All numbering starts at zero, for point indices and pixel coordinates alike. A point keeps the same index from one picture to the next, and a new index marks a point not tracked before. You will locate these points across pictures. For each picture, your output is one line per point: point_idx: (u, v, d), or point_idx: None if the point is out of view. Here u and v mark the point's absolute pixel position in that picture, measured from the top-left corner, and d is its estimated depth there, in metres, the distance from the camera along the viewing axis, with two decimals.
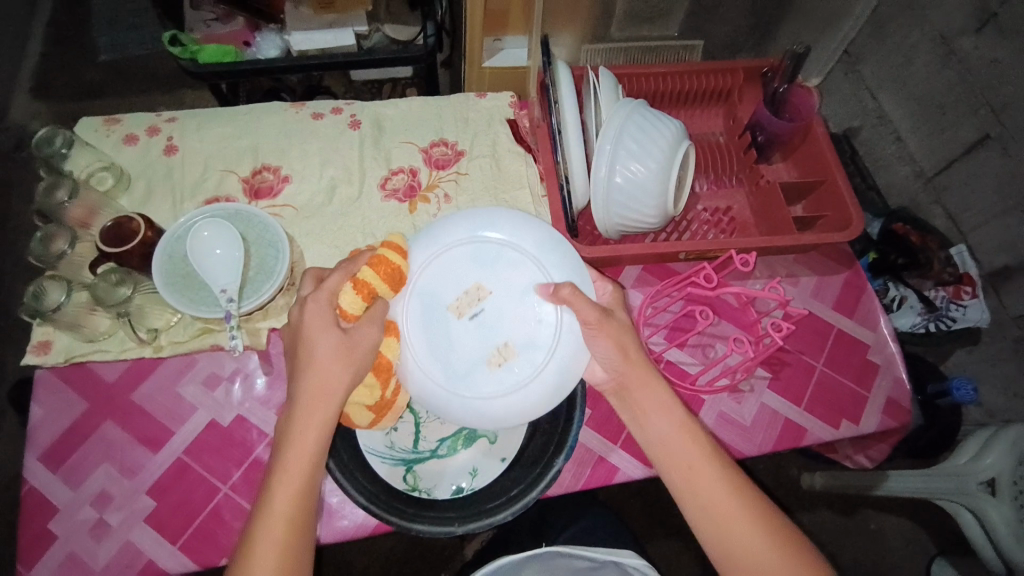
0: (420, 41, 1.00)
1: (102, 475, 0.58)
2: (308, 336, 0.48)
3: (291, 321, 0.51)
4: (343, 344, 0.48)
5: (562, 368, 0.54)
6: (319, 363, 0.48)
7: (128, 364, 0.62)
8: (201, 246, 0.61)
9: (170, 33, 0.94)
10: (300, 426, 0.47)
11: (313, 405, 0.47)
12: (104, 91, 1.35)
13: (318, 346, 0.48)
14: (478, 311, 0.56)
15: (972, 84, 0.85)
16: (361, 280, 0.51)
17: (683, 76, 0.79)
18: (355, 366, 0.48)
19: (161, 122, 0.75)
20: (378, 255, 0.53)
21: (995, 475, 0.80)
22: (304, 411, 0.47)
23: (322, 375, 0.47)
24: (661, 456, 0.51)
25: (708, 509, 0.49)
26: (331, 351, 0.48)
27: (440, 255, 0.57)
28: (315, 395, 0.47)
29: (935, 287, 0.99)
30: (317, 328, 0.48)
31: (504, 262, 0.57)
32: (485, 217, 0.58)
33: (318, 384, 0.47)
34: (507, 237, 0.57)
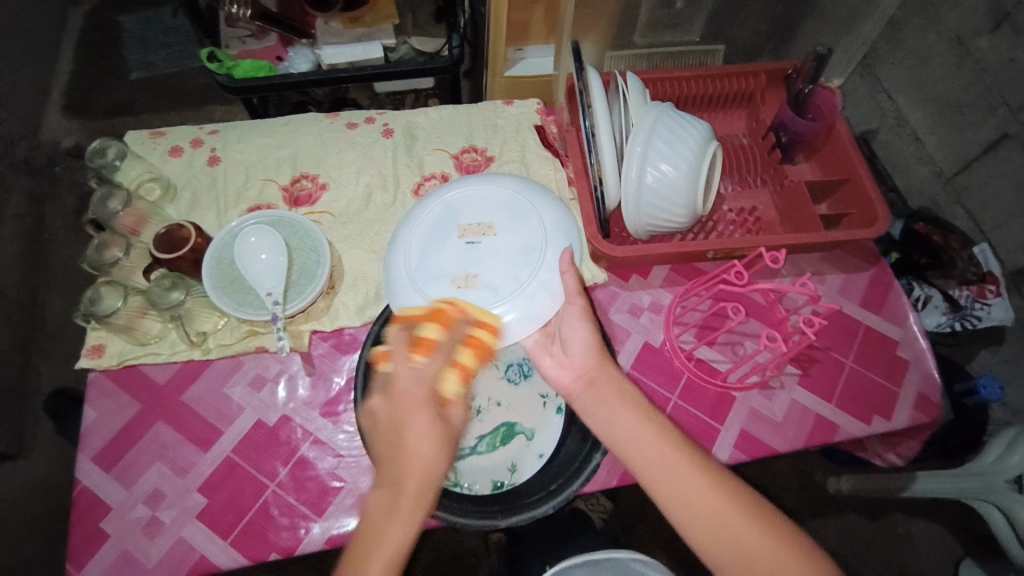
0: (445, 52, 1.03)
1: (154, 474, 0.60)
2: (411, 427, 0.46)
3: (388, 401, 0.48)
4: (446, 435, 0.47)
5: (505, 319, 0.57)
6: (421, 458, 0.45)
7: (177, 367, 0.65)
8: (247, 251, 0.64)
9: (208, 50, 0.97)
10: (394, 525, 0.44)
11: (413, 503, 0.44)
12: (134, 107, 1.40)
13: (422, 439, 0.46)
14: (476, 240, 0.62)
15: (988, 84, 0.86)
16: (463, 363, 0.50)
17: (706, 80, 0.81)
18: (453, 455, 0.47)
19: (204, 134, 0.78)
20: (472, 333, 0.54)
21: (1022, 472, 0.80)
22: (399, 505, 0.44)
23: (426, 468, 0.45)
24: (630, 456, 0.51)
25: (690, 506, 0.48)
26: (433, 447, 0.46)
27: (485, 190, 0.65)
28: (420, 489, 0.45)
29: (960, 286, 0.99)
30: (422, 419, 0.46)
31: (522, 220, 0.63)
32: (533, 190, 0.65)
33: (419, 479, 0.45)
34: (539, 205, 0.64)
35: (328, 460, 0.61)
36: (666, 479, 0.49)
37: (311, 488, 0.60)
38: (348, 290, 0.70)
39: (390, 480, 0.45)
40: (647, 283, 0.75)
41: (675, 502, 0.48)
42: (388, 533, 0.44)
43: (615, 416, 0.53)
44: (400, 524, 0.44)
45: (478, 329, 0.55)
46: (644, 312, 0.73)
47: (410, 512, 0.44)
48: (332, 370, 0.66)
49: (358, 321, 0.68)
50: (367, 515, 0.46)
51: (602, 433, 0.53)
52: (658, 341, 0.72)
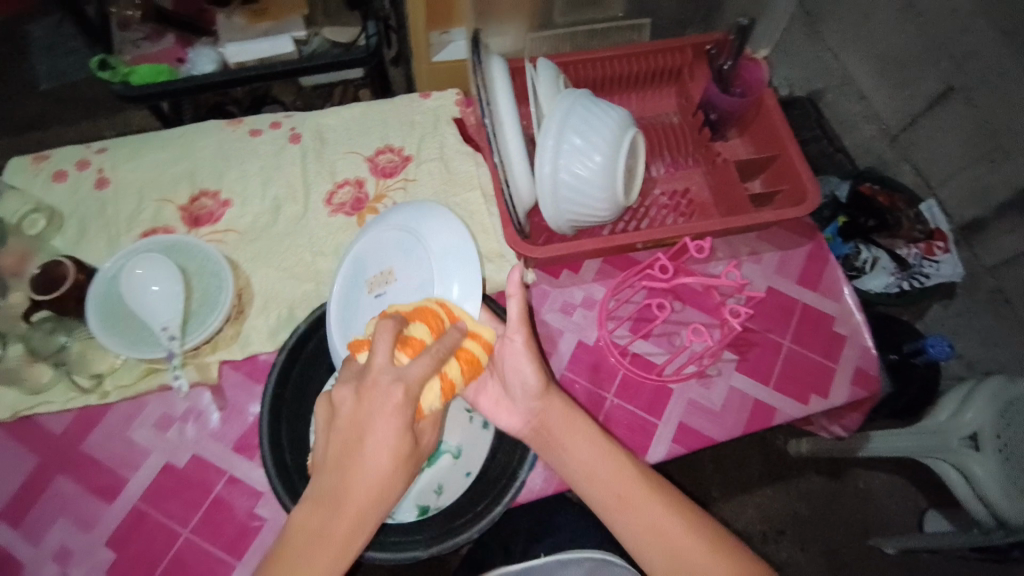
0: (363, 41, 0.96)
1: (61, 529, 0.56)
2: (375, 435, 0.44)
3: (353, 401, 0.45)
4: (410, 454, 0.45)
5: None
6: (376, 471, 0.44)
7: (74, 414, 0.60)
8: (135, 285, 0.59)
9: (98, 58, 0.90)
10: (329, 542, 0.42)
11: (353, 523, 0.43)
12: (46, 120, 1.31)
13: (384, 450, 0.44)
14: (382, 293, 0.58)
15: (931, 38, 0.84)
16: (447, 376, 0.48)
17: (630, 58, 0.77)
18: (411, 472, 0.46)
19: (91, 154, 0.72)
20: (466, 348, 0.49)
21: (977, 430, 0.80)
22: (343, 521, 0.43)
23: (384, 484, 0.44)
24: (590, 486, 0.51)
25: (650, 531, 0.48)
26: (389, 462, 0.44)
27: (380, 233, 0.61)
28: (370, 507, 0.43)
29: (908, 245, 0.97)
30: (388, 431, 0.44)
31: (413, 254, 0.58)
32: (421, 210, 0.60)
33: (373, 498, 0.43)
34: (425, 231, 0.58)
35: (243, 500, 0.58)
36: (631, 510, 0.49)
37: (229, 532, 0.56)
38: (259, 314, 0.65)
39: (333, 487, 0.44)
40: (579, 278, 0.72)
41: (640, 540, 0.48)
42: (319, 549, 0.42)
43: (577, 446, 0.52)
44: (340, 539, 0.42)
45: (471, 340, 0.50)
46: (576, 309, 0.70)
47: (349, 530, 0.43)
48: (246, 401, 0.62)
49: (271, 346, 0.64)
50: (295, 524, 0.44)
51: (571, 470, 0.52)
52: (593, 338, 0.69)
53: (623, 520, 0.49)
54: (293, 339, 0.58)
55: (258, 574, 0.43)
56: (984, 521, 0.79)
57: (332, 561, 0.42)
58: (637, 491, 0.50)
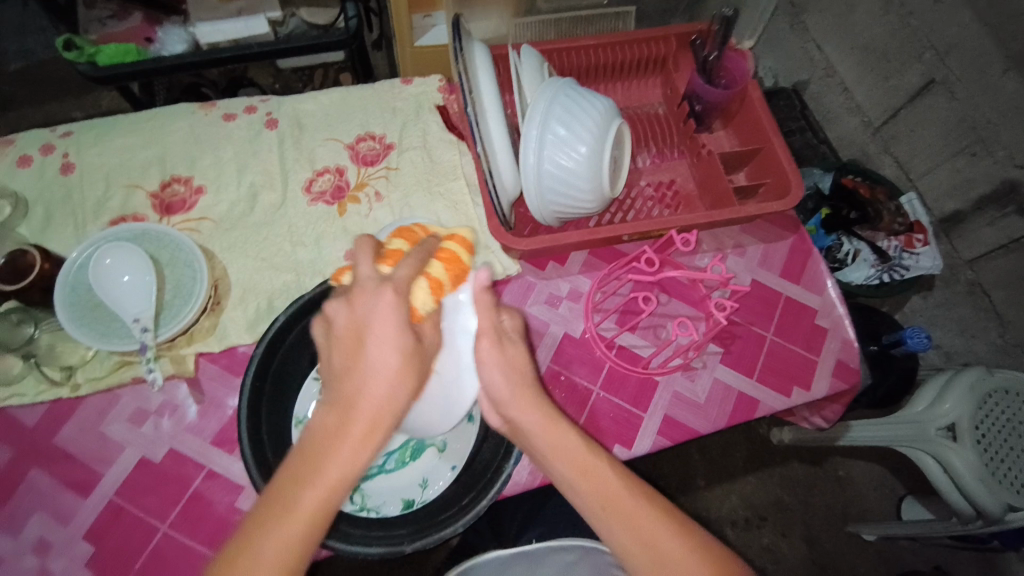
0: (342, 23, 0.93)
1: (38, 522, 0.55)
2: (375, 331, 0.42)
3: (350, 305, 0.43)
4: (415, 348, 0.43)
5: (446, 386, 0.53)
6: (383, 368, 0.41)
7: (46, 407, 0.58)
8: (104, 274, 0.56)
9: (63, 39, 0.85)
10: (346, 445, 0.39)
11: (369, 424, 0.40)
12: (11, 101, 1.25)
13: (387, 347, 0.41)
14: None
15: (914, 29, 0.84)
16: (432, 275, 0.48)
17: (615, 47, 0.76)
18: (421, 369, 0.44)
19: (56, 137, 0.69)
20: (444, 247, 0.51)
21: (954, 421, 0.81)
22: (355, 423, 0.40)
23: (391, 382, 0.41)
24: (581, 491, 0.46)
25: (641, 544, 0.44)
26: (397, 356, 0.42)
27: None
28: (383, 407, 0.41)
29: (888, 237, 0.98)
30: (388, 326, 0.42)
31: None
32: (404, 224, 0.60)
33: (383, 395, 0.41)
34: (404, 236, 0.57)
35: (222, 494, 0.56)
36: (621, 521, 0.44)
37: (208, 527, 0.55)
38: (236, 305, 0.64)
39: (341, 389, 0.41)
40: (565, 270, 0.71)
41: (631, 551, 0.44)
42: (333, 454, 0.39)
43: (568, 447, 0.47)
44: (355, 440, 0.40)
45: (449, 241, 0.52)
46: (562, 301, 0.70)
47: (364, 432, 0.40)
48: (224, 394, 0.60)
49: (250, 338, 0.62)
50: (307, 434, 0.40)
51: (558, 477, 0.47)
52: (578, 330, 0.69)
53: (612, 531, 0.44)
54: (271, 332, 0.56)
55: (277, 486, 0.39)
56: (963, 511, 0.82)
57: (350, 463, 0.39)
58: (626, 500, 0.45)
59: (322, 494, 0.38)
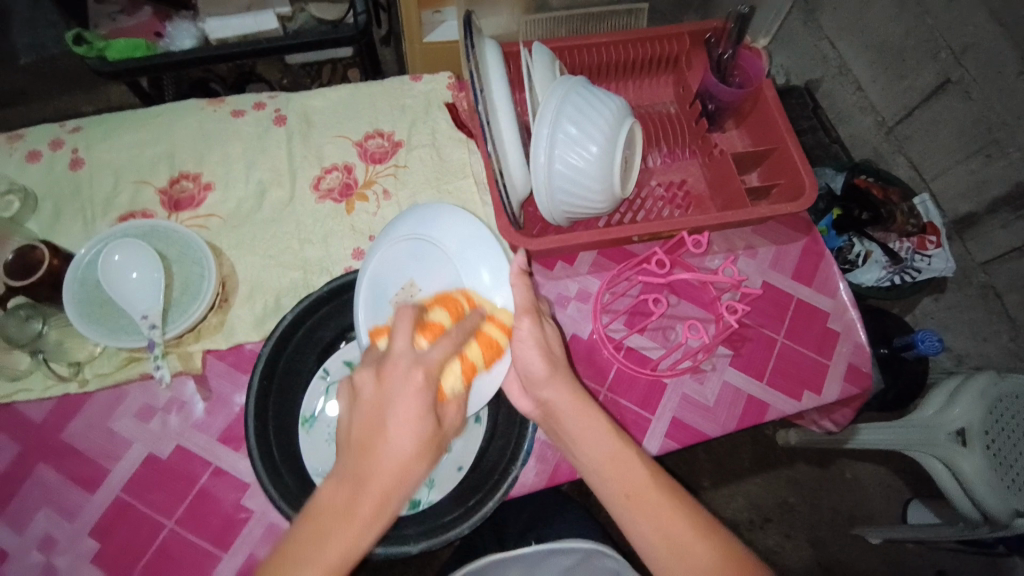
0: (351, 19, 0.93)
1: (43, 519, 0.55)
2: (399, 411, 0.42)
3: (376, 379, 0.44)
4: (434, 434, 0.43)
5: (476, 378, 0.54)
6: (399, 450, 0.41)
7: (53, 402, 0.58)
8: (113, 271, 0.56)
9: (73, 32, 0.86)
10: (350, 526, 0.39)
11: (379, 501, 0.40)
12: (23, 96, 1.25)
13: (408, 428, 0.42)
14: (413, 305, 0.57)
15: (929, 27, 0.82)
16: (467, 359, 0.51)
17: (627, 44, 0.75)
18: (433, 456, 0.44)
19: (65, 132, 0.69)
20: (482, 330, 0.53)
21: (964, 426, 0.80)
22: (364, 499, 0.40)
23: (405, 464, 0.41)
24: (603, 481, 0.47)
25: (661, 536, 0.44)
26: (414, 439, 0.42)
27: (386, 251, 0.58)
28: (394, 485, 0.40)
29: (900, 239, 0.97)
30: (414, 405, 0.43)
31: (434, 259, 0.59)
32: (431, 216, 0.60)
33: (395, 475, 0.41)
34: (439, 233, 0.59)
35: (229, 492, 0.56)
36: (642, 511, 0.45)
37: (214, 524, 0.55)
38: (244, 302, 0.63)
39: (356, 465, 0.41)
40: (573, 270, 0.70)
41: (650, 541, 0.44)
42: (338, 534, 0.39)
43: (590, 438, 0.48)
44: (361, 521, 0.39)
45: (489, 324, 0.54)
46: (571, 302, 0.69)
47: (371, 514, 0.40)
48: (231, 391, 0.60)
49: (257, 336, 0.62)
50: (314, 508, 0.40)
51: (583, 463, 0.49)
52: (587, 331, 0.68)
53: (634, 519, 0.45)
54: (279, 330, 0.55)
55: (275, 558, 0.38)
56: (971, 516, 0.81)
57: (357, 542, 0.39)
58: (647, 490, 0.46)
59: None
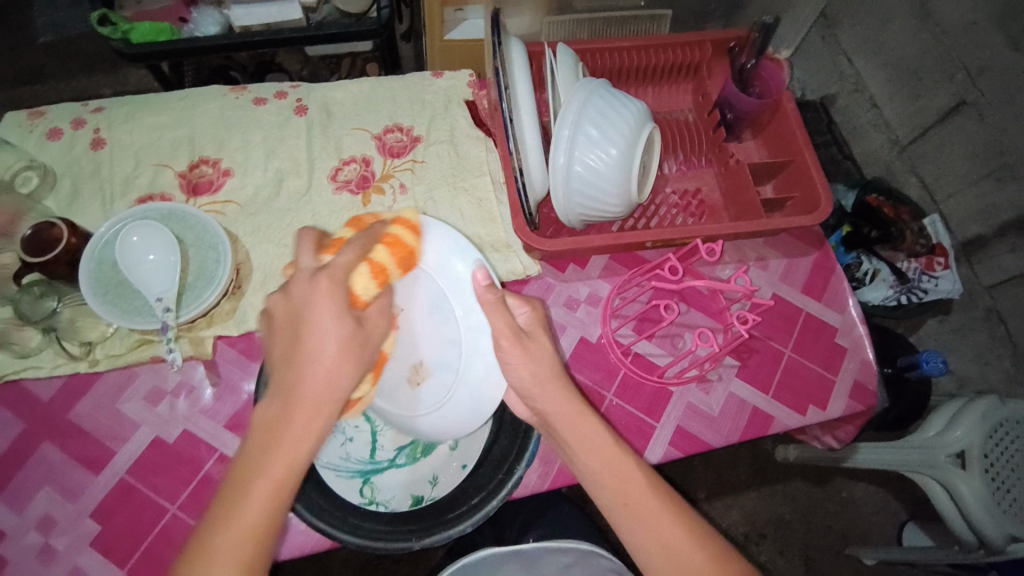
0: (374, 13, 0.94)
1: (46, 498, 0.55)
2: (314, 322, 0.41)
3: (290, 295, 0.43)
4: (359, 334, 0.43)
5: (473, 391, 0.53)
6: (322, 357, 0.41)
7: (62, 381, 0.59)
8: (130, 253, 0.56)
9: (98, 13, 0.86)
10: (294, 428, 0.39)
11: (311, 409, 0.40)
12: (42, 73, 1.26)
13: (328, 336, 0.41)
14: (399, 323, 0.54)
15: (948, 49, 0.82)
16: (374, 261, 0.48)
17: (648, 50, 0.75)
18: (365, 358, 0.43)
19: (87, 112, 0.69)
20: (391, 234, 0.51)
21: (964, 448, 0.80)
22: (295, 408, 0.39)
23: (332, 369, 0.41)
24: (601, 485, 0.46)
25: (657, 544, 0.44)
26: (339, 342, 0.41)
27: None
28: (324, 390, 0.40)
29: (908, 258, 0.97)
30: (330, 311, 0.42)
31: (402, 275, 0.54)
32: None
33: (322, 380, 0.40)
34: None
35: None
36: (641, 519, 0.44)
37: None
38: (256, 290, 0.64)
39: (284, 379, 0.40)
40: (585, 273, 0.71)
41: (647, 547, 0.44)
42: (281, 441, 0.39)
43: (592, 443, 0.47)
44: (303, 422, 0.39)
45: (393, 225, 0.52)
46: (581, 305, 0.69)
47: (311, 415, 0.40)
48: (240, 378, 0.60)
49: None
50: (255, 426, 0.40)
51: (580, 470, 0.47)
52: (595, 335, 0.68)
53: (631, 525, 0.45)
54: None
55: (232, 473, 0.39)
56: (966, 539, 0.81)
57: (299, 449, 0.39)
58: (647, 499, 0.45)
59: (280, 474, 0.38)
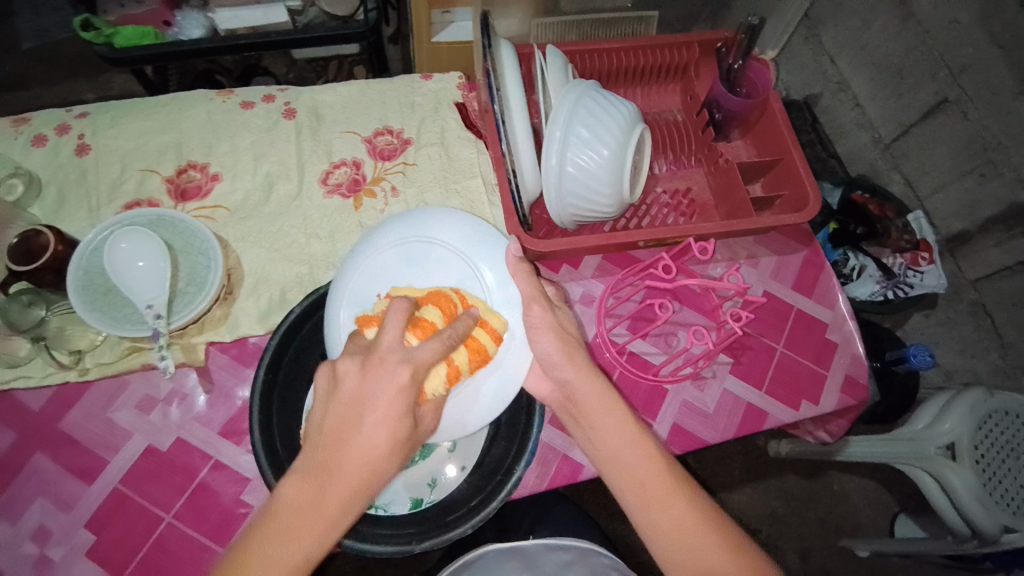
0: (361, 16, 0.93)
1: (37, 510, 0.54)
2: (373, 414, 0.41)
3: (352, 373, 0.43)
4: (410, 435, 0.43)
5: (501, 375, 0.54)
6: (371, 449, 0.41)
7: (52, 390, 0.58)
8: (119, 260, 0.56)
9: (81, 18, 0.85)
10: (318, 518, 0.39)
11: (343, 502, 0.39)
12: (22, 80, 1.23)
13: (383, 431, 0.41)
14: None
15: (930, 47, 0.84)
16: (453, 363, 0.49)
17: (637, 51, 0.76)
18: (404, 456, 0.43)
19: (72, 118, 0.68)
20: (473, 337, 0.51)
21: (953, 440, 0.81)
22: (328, 496, 0.39)
23: (374, 465, 0.41)
24: (617, 471, 0.46)
25: (672, 533, 0.43)
26: (389, 441, 0.41)
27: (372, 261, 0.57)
28: (360, 487, 0.40)
29: (894, 254, 0.98)
30: (390, 404, 0.42)
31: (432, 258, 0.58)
32: (417, 219, 0.60)
33: (363, 476, 0.40)
34: (433, 233, 0.59)
35: (229, 486, 0.56)
36: (655, 504, 0.44)
37: (213, 518, 0.55)
38: (248, 295, 0.63)
39: (325, 460, 0.40)
40: (578, 273, 0.71)
41: (662, 535, 0.43)
42: (305, 528, 0.39)
43: (608, 431, 0.47)
44: (330, 515, 0.39)
45: (479, 329, 0.52)
46: (575, 305, 0.69)
47: (339, 510, 0.39)
48: (233, 385, 0.60)
49: (261, 330, 0.62)
50: (280, 500, 0.39)
51: (597, 453, 0.47)
52: (590, 334, 0.68)
53: (646, 513, 0.44)
54: (285, 325, 0.56)
55: (240, 551, 0.38)
56: (959, 530, 0.83)
57: (318, 538, 0.39)
58: (660, 484, 0.44)
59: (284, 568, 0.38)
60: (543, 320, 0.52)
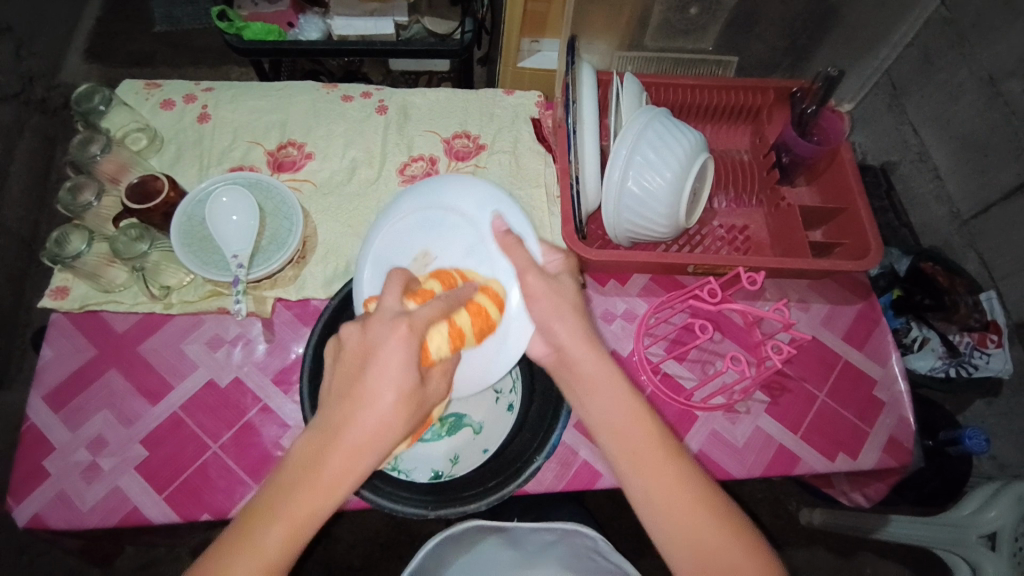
0: (458, 36, 1.01)
1: (100, 421, 0.60)
2: (378, 363, 0.42)
3: (355, 331, 0.44)
4: (416, 390, 0.43)
5: (503, 338, 0.58)
6: (378, 398, 0.42)
7: (138, 317, 0.65)
8: (218, 211, 0.63)
9: (219, 8, 0.96)
10: (328, 468, 0.40)
11: (353, 448, 0.41)
12: (154, 60, 1.41)
13: (388, 379, 0.42)
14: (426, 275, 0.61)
15: (1017, 128, 0.81)
16: (455, 324, 0.50)
17: (712, 89, 0.79)
18: (416, 412, 0.44)
19: (199, 90, 0.78)
20: (477, 303, 0.55)
21: (996, 529, 0.74)
22: (338, 444, 0.40)
23: (382, 413, 0.41)
24: (608, 436, 0.47)
25: (658, 503, 0.44)
26: (394, 390, 0.42)
27: (393, 225, 0.64)
28: (371, 434, 0.41)
29: (961, 332, 0.92)
30: (395, 364, 0.42)
31: (447, 225, 0.63)
32: (434, 186, 0.65)
33: (373, 422, 0.41)
34: (450, 200, 0.64)
35: (271, 428, 0.61)
36: (644, 469, 0.45)
37: (253, 455, 0.59)
38: (318, 262, 0.69)
39: (336, 417, 0.41)
40: (624, 290, 0.73)
41: (651, 498, 0.44)
42: (315, 479, 0.40)
43: (603, 402, 0.48)
44: (337, 467, 0.40)
45: (481, 294, 0.56)
46: (617, 319, 0.71)
47: (350, 459, 0.41)
48: (291, 339, 0.65)
49: (323, 294, 0.67)
50: (295, 451, 0.41)
51: (593, 421, 0.49)
52: (628, 350, 0.69)
53: (634, 477, 0.45)
54: (346, 289, 0.61)
55: (268, 494, 0.40)
56: None
57: (337, 482, 0.40)
58: (654, 452, 0.45)
59: (298, 522, 0.39)
60: (538, 287, 0.54)
